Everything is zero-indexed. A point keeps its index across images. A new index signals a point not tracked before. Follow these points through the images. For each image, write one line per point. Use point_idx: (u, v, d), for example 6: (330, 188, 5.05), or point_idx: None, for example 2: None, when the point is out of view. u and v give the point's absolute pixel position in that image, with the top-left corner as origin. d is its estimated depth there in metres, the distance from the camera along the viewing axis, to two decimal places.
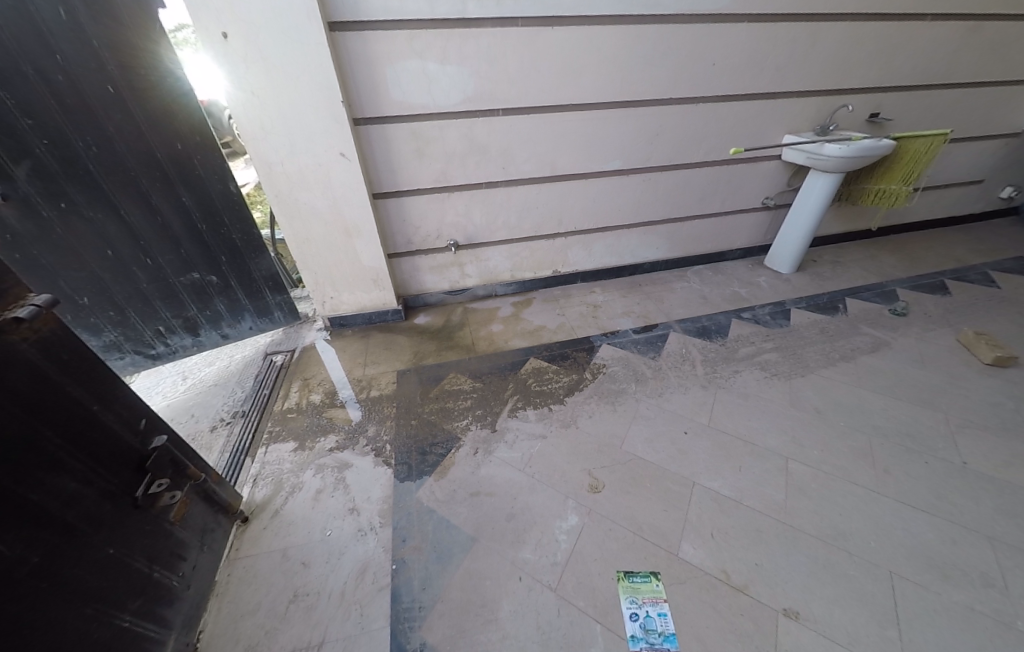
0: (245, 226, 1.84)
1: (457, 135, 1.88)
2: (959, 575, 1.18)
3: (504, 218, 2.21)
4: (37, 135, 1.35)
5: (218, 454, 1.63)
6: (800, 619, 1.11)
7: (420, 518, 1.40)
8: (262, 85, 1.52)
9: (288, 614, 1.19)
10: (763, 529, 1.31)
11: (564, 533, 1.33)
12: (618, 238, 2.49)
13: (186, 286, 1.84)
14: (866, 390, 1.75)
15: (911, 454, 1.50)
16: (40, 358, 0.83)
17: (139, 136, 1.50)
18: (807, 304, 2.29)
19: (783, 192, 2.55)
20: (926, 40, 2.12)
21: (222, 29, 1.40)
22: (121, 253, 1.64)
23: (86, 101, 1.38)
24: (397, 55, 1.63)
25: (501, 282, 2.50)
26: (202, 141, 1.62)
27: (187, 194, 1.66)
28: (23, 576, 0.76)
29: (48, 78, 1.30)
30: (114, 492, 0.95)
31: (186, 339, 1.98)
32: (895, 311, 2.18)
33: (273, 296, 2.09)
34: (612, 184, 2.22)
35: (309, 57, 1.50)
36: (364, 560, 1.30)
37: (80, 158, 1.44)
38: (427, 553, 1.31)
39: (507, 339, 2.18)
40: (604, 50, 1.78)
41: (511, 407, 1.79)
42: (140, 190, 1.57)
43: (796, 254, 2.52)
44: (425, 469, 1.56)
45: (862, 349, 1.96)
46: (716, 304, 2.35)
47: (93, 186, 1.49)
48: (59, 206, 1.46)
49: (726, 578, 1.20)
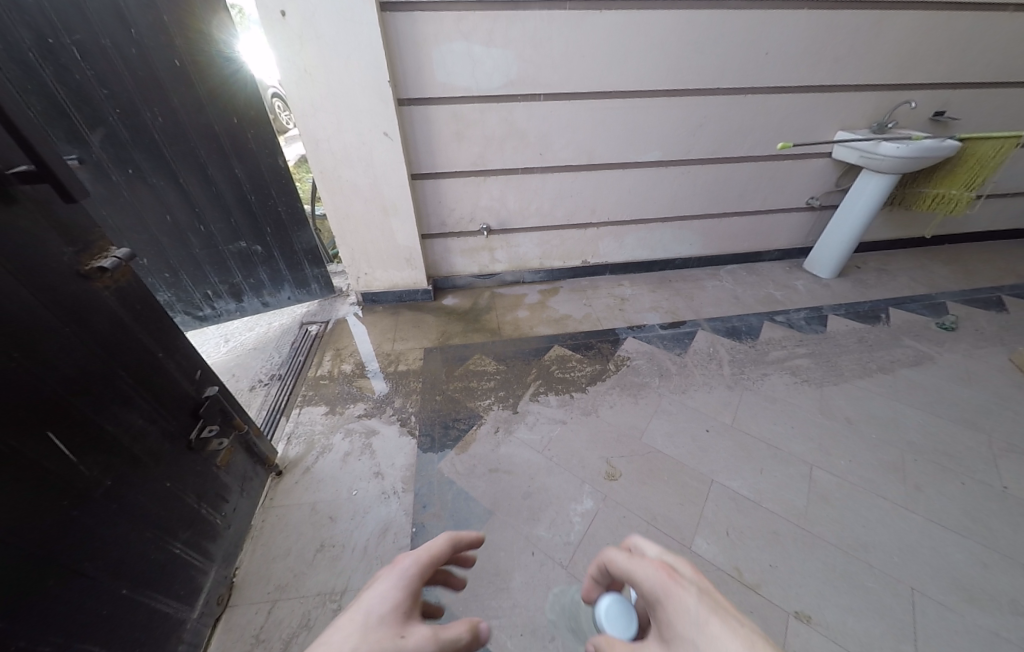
0: (290, 199, 1.92)
1: (496, 119, 1.89)
2: (986, 598, 1.15)
3: (537, 205, 2.22)
4: (111, 104, 1.44)
5: (256, 411, 1.75)
6: (810, 623, 1.12)
7: (440, 488, 1.46)
8: (314, 64, 1.57)
9: (314, 562, 1.28)
10: (780, 532, 1.31)
11: (577, 515, 1.37)
12: (651, 232, 2.45)
13: (234, 253, 1.95)
14: (902, 404, 1.69)
15: (946, 472, 1.45)
16: (118, 307, 0.92)
17: (199, 109, 1.58)
18: (846, 311, 2.21)
19: (831, 193, 2.44)
20: (1007, 33, 1.96)
21: (281, 7, 1.45)
22: (178, 219, 1.75)
23: (155, 73, 1.47)
24: (443, 35, 1.64)
25: (530, 269, 2.52)
26: (256, 117, 1.70)
27: (239, 167, 1.74)
28: (97, 495, 0.86)
29: (123, 51, 1.39)
30: (172, 432, 1.05)
31: (231, 304, 2.11)
32: (943, 324, 2.07)
33: (311, 268, 2.19)
34: (651, 175, 2.18)
35: (360, 37, 1.54)
36: (386, 521, 1.38)
37: (147, 127, 1.53)
38: (446, 520, 1.37)
39: (532, 325, 2.21)
40: (652, 36, 1.74)
41: (532, 392, 1.82)
42: (197, 160, 1.66)
43: (839, 258, 2.42)
44: (447, 443, 1.62)
45: (902, 361, 1.89)
46: (749, 305, 2.30)
47: (157, 154, 1.59)
48: (127, 171, 1.57)
49: (737, 575, 1.21)
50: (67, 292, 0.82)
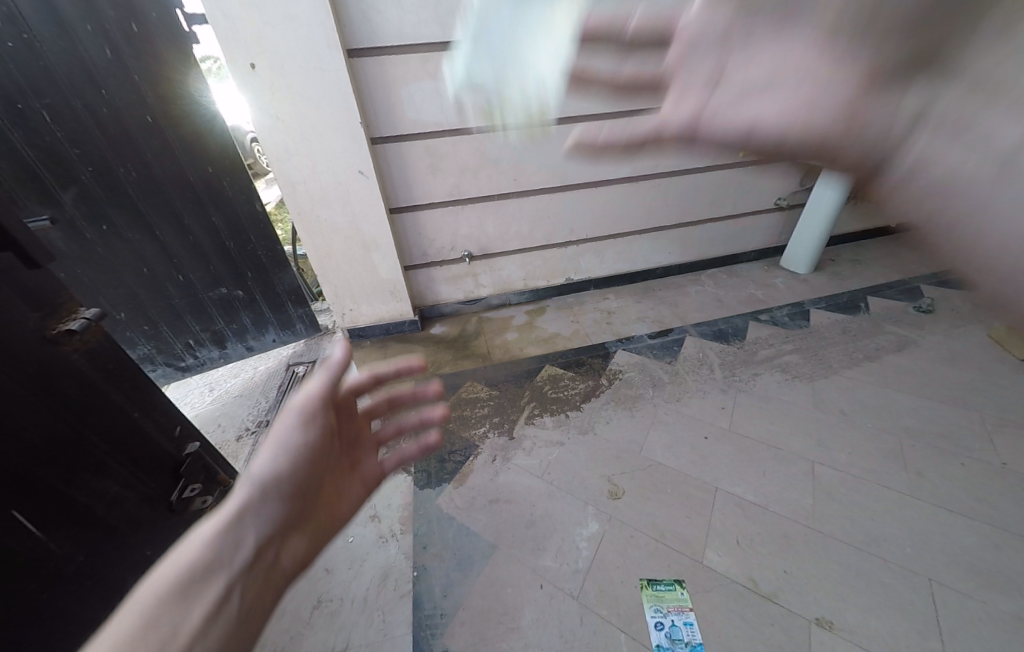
0: (270, 243, 1.91)
1: (469, 150, 1.94)
2: (1005, 581, 1.12)
3: (516, 228, 2.26)
4: (84, 163, 1.45)
5: (243, 462, 1.67)
6: (834, 630, 1.07)
7: (440, 526, 1.40)
8: (285, 110, 1.61)
9: (312, 621, 1.20)
10: (790, 535, 1.27)
11: (584, 540, 1.31)
12: (630, 245, 2.50)
13: (214, 300, 1.93)
14: (894, 389, 1.70)
15: (945, 455, 1.44)
16: (88, 368, 0.88)
17: (173, 162, 1.59)
18: (827, 303, 2.24)
19: (796, 192, 2.53)
20: None
21: (251, 60, 1.50)
22: (156, 271, 1.74)
23: (127, 131, 1.48)
24: (411, 76, 1.71)
25: (515, 291, 2.53)
26: (231, 165, 1.69)
27: (216, 214, 1.74)
28: (70, 572, 0.81)
29: (94, 111, 1.41)
30: (150, 495, 1.00)
31: (214, 351, 2.07)
32: (920, 307, 2.11)
33: (295, 309, 2.17)
34: (624, 191, 2.25)
35: (329, 83, 1.59)
36: (386, 567, 1.31)
37: (121, 183, 1.54)
38: (448, 561, 1.30)
39: (522, 347, 2.20)
40: None
41: (527, 414, 1.80)
42: (174, 211, 1.66)
43: (812, 254, 2.49)
44: (444, 477, 1.57)
45: (888, 348, 1.90)
46: (733, 306, 2.33)
47: (131, 209, 1.59)
48: (101, 228, 1.57)
49: (753, 586, 1.17)
50: (34, 359, 0.78)
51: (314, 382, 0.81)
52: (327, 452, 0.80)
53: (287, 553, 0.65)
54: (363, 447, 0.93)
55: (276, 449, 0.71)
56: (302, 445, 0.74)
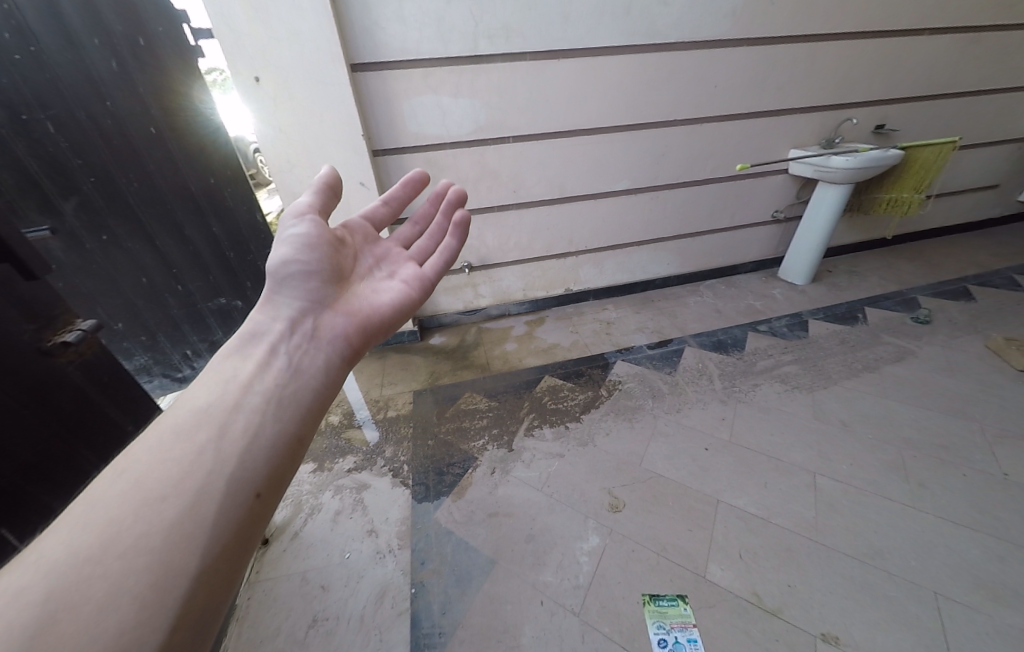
0: (270, 253, 1.91)
1: (470, 162, 1.96)
2: (1010, 594, 1.11)
3: (515, 239, 2.27)
4: (86, 173, 1.45)
5: None
6: (840, 645, 1.05)
7: (438, 540, 1.37)
8: (288, 123, 1.63)
9: (306, 640, 1.16)
10: (793, 548, 1.25)
11: (585, 554, 1.29)
12: (629, 256, 2.52)
13: (213, 311, 1.91)
14: (893, 400, 1.70)
15: (947, 465, 1.44)
16: (83, 381, 0.87)
17: (176, 172, 1.59)
18: (824, 315, 2.26)
19: (792, 205, 2.57)
20: (925, 55, 2.18)
21: (255, 74, 1.52)
22: (154, 281, 1.72)
23: (130, 142, 1.48)
24: (413, 91, 1.74)
25: (514, 301, 2.53)
26: (233, 176, 1.71)
27: (217, 224, 1.74)
28: None
29: (98, 122, 1.42)
30: None
31: (211, 362, 2.05)
32: (917, 319, 2.13)
33: None
34: (622, 203, 2.28)
35: (332, 96, 1.61)
36: (383, 584, 1.27)
37: (122, 193, 1.53)
38: (447, 576, 1.27)
39: (521, 358, 2.20)
40: (609, 79, 1.87)
41: (526, 426, 1.78)
42: (174, 221, 1.66)
43: (809, 265, 2.52)
44: (442, 490, 1.54)
45: (886, 358, 1.91)
46: (731, 317, 2.34)
47: (132, 219, 1.58)
48: (100, 238, 1.56)
49: (757, 601, 1.15)
50: (30, 372, 0.77)
51: (301, 203, 0.96)
52: (341, 252, 0.97)
53: (326, 316, 0.86)
54: (386, 259, 1.09)
55: (286, 246, 0.88)
56: (310, 242, 0.90)
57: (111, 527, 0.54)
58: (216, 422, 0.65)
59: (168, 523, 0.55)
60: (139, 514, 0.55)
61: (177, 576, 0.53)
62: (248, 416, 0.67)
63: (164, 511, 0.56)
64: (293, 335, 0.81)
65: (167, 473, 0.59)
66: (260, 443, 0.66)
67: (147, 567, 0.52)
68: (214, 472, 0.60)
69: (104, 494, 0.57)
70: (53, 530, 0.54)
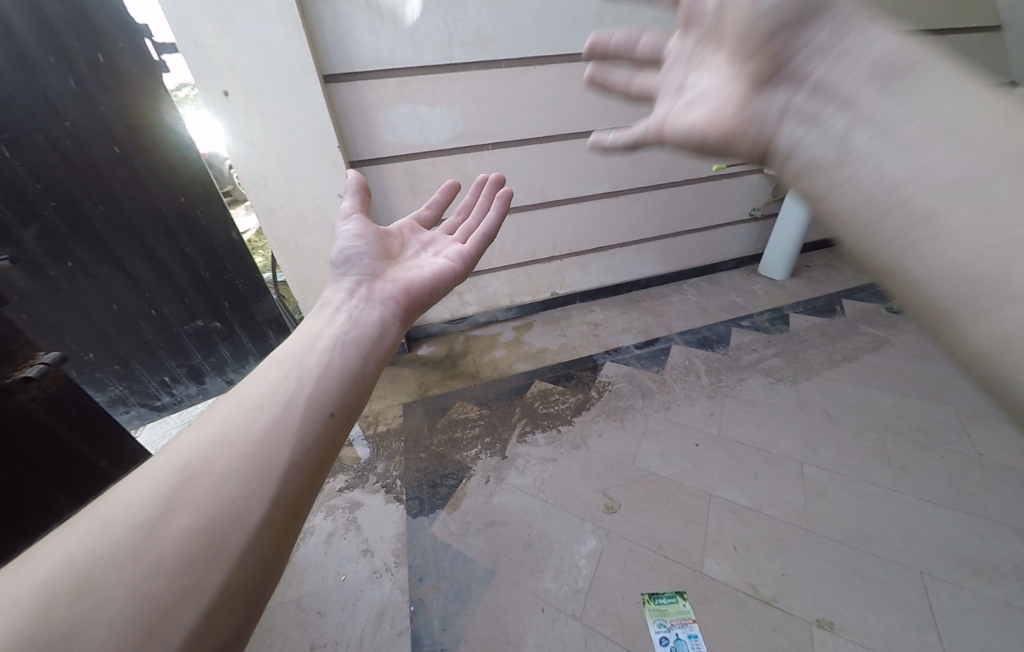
0: (247, 272, 1.87)
1: (450, 170, 1.95)
2: (991, 570, 1.16)
3: (499, 245, 2.26)
4: (47, 198, 1.38)
5: None
6: (834, 630, 1.08)
7: (435, 555, 1.35)
8: (261, 137, 1.59)
9: None
10: (786, 538, 1.28)
11: (584, 558, 1.29)
12: (612, 257, 2.54)
13: (190, 334, 1.85)
14: (872, 388, 1.76)
15: (926, 449, 1.49)
16: (48, 418, 0.83)
17: (144, 193, 1.54)
18: (804, 307, 2.32)
19: (767, 202, 2.64)
20: None
21: (223, 88, 1.47)
22: (127, 307, 1.65)
23: (93, 163, 1.42)
24: (388, 100, 1.72)
25: (501, 307, 2.52)
26: (205, 193, 1.66)
27: (190, 245, 1.69)
28: None
29: (57, 144, 1.35)
30: None
31: (191, 387, 1.99)
32: (891, 308, 2.21)
33: (276, 337, 2.11)
34: (603, 205, 2.30)
35: (305, 108, 1.58)
36: (381, 604, 1.25)
37: (87, 217, 1.47)
38: (446, 591, 1.26)
39: (511, 363, 2.19)
40: (585, 85, 1.89)
41: (519, 432, 1.77)
42: (145, 244, 1.60)
43: (786, 259, 2.58)
44: (437, 502, 1.52)
45: (863, 348, 1.98)
46: (715, 314, 2.38)
47: (99, 244, 1.52)
48: (66, 265, 1.48)
49: (753, 592, 1.16)
50: None
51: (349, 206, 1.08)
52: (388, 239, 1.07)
53: (381, 281, 0.96)
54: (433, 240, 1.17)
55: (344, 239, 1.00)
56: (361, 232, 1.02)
57: (220, 427, 0.64)
58: (295, 362, 0.75)
59: (261, 429, 0.64)
60: (243, 419, 0.65)
61: (267, 472, 0.60)
62: (321, 353, 0.77)
63: (258, 415, 0.66)
64: (353, 297, 0.91)
65: (262, 392, 0.69)
66: (331, 371, 0.74)
67: (245, 458, 0.61)
68: (299, 392, 0.70)
69: (216, 410, 0.68)
70: (188, 432, 0.65)
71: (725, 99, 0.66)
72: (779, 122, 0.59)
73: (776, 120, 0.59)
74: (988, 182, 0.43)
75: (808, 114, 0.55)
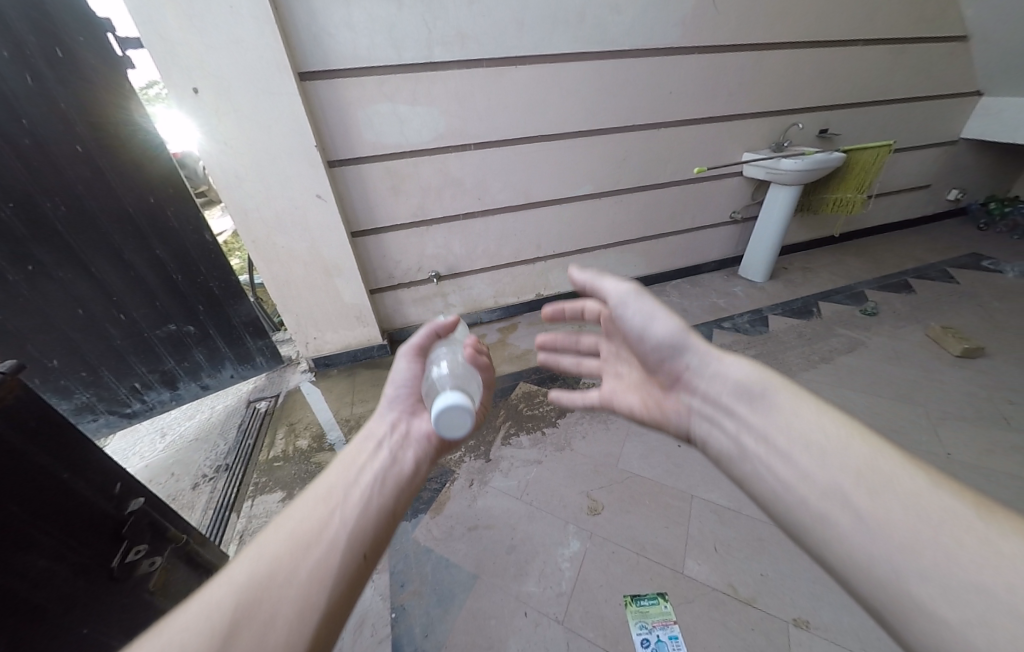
0: (222, 274, 1.82)
1: (432, 171, 1.93)
2: None
3: (483, 246, 2.25)
4: (3, 198, 1.31)
5: (200, 513, 1.52)
6: (810, 629, 1.09)
7: (417, 561, 1.34)
8: (233, 136, 1.54)
9: None
10: (764, 539, 1.29)
11: (566, 561, 1.29)
12: (597, 258, 2.55)
13: (163, 338, 1.80)
14: (848, 388, 1.80)
15: None
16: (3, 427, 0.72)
17: (110, 194, 1.49)
18: (783, 309, 2.36)
19: (749, 205, 2.67)
20: (862, 60, 2.31)
21: (193, 85, 1.42)
22: (93, 311, 1.59)
23: (53, 161, 1.36)
24: (367, 99, 1.68)
25: (486, 309, 2.51)
26: (175, 193, 1.61)
27: (161, 247, 1.64)
28: None
29: (14, 142, 1.29)
30: (87, 566, 0.81)
31: (164, 393, 1.93)
32: (867, 310, 2.26)
33: (254, 341, 2.07)
34: (587, 207, 2.30)
35: (279, 106, 1.53)
36: (361, 613, 1.23)
37: (48, 218, 1.40)
38: (428, 597, 1.24)
39: (495, 366, 2.18)
40: (567, 86, 1.88)
41: (502, 435, 1.76)
42: (111, 247, 1.55)
43: (767, 261, 2.61)
44: (420, 507, 1.50)
45: (840, 349, 2.02)
46: (697, 315, 2.40)
47: (62, 247, 1.46)
48: (26, 268, 1.41)
49: (732, 592, 1.18)
50: None
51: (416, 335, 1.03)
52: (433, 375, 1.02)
53: (423, 418, 0.92)
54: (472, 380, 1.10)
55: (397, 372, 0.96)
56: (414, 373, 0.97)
57: (264, 571, 0.60)
58: (348, 493, 0.73)
59: (301, 582, 0.59)
60: (289, 562, 0.61)
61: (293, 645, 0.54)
62: (370, 488, 0.75)
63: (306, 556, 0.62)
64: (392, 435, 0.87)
65: (312, 526, 0.66)
66: (370, 512, 0.71)
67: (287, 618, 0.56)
68: (351, 535, 0.67)
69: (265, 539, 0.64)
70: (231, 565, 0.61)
71: (644, 391, 0.91)
72: (690, 416, 0.80)
73: (689, 414, 0.81)
74: (850, 496, 0.57)
75: (707, 415, 0.77)
